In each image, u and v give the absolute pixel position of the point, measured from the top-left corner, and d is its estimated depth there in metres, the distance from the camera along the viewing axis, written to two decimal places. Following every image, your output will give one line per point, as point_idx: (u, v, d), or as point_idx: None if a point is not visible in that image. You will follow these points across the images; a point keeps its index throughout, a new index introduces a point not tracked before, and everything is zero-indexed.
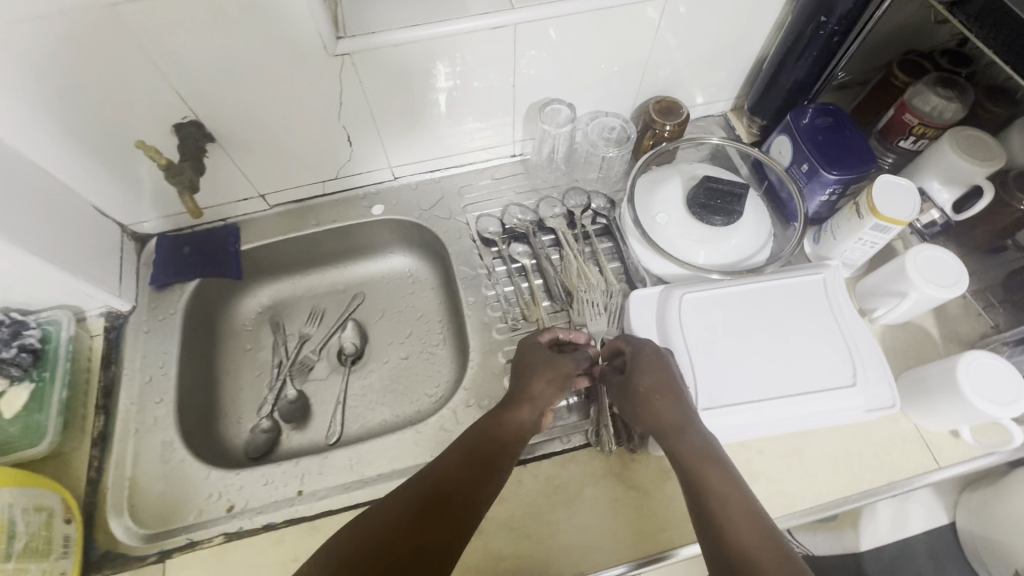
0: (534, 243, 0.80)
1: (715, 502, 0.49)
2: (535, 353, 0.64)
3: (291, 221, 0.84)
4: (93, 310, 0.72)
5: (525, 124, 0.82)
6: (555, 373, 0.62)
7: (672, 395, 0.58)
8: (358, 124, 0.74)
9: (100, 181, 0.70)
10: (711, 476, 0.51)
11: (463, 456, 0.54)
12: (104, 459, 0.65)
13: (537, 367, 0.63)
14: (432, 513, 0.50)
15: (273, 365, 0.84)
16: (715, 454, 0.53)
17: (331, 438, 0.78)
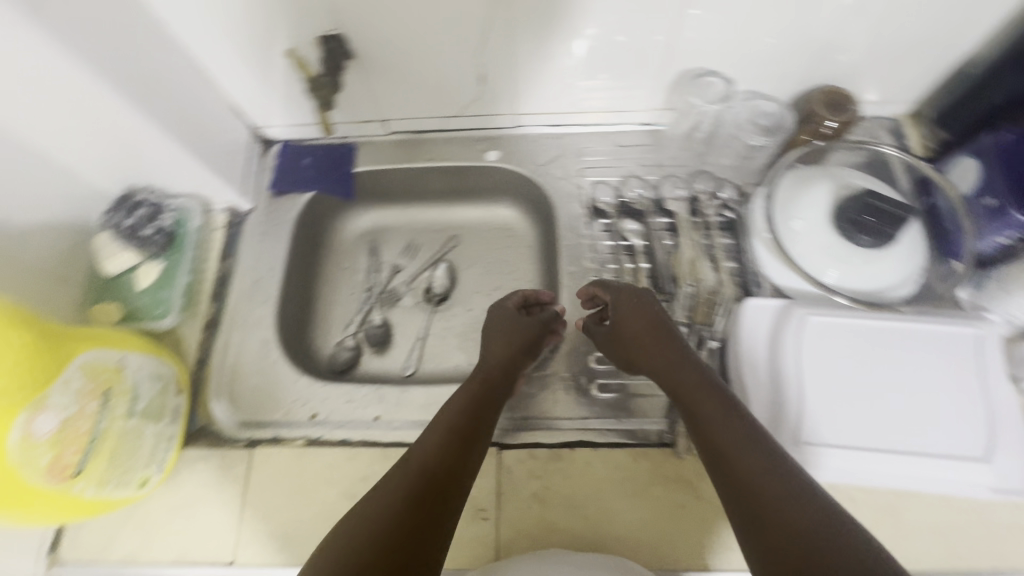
0: (648, 223, 0.74)
1: (728, 454, 0.49)
2: (497, 319, 0.67)
3: (406, 150, 0.83)
4: (218, 204, 0.76)
5: (668, 91, 0.74)
6: (509, 342, 0.64)
7: (658, 332, 0.61)
8: (494, 63, 0.70)
9: (241, 80, 0.72)
10: (719, 431, 0.51)
11: (444, 418, 0.57)
12: (213, 343, 0.71)
13: (493, 333, 0.65)
14: (433, 482, 0.52)
15: (364, 290, 0.86)
16: (729, 401, 0.53)
17: (406, 371, 0.81)
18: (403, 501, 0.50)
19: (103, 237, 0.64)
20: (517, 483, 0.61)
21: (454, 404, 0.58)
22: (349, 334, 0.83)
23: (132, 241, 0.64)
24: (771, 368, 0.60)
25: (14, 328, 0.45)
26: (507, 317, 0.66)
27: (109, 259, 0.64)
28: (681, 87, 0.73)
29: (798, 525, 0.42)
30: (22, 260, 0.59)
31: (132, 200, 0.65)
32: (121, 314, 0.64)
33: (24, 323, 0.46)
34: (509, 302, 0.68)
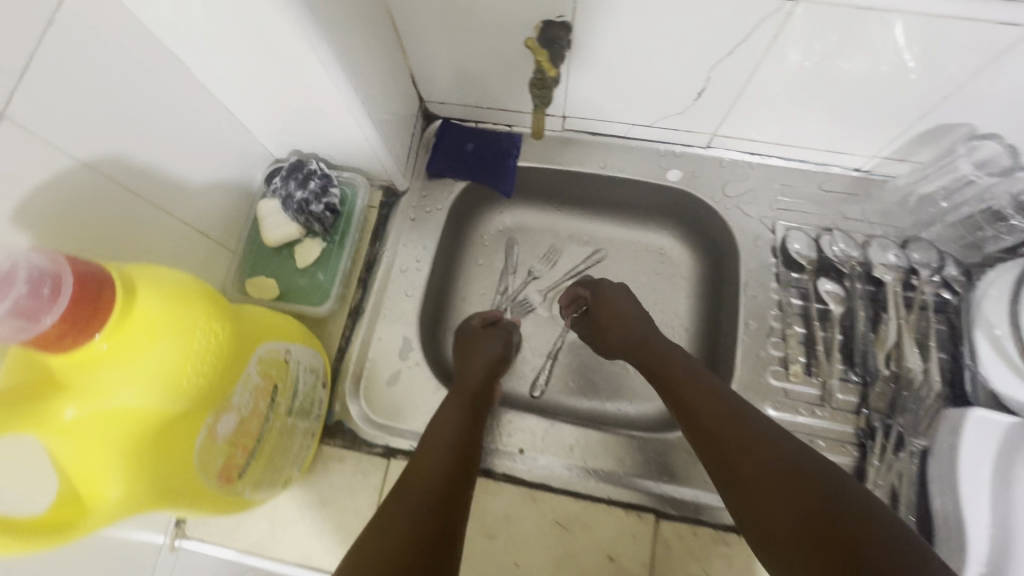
0: (850, 288, 0.65)
1: (729, 436, 0.46)
2: (470, 340, 0.68)
3: (577, 153, 0.75)
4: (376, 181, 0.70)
5: (912, 142, 0.63)
6: (487, 359, 0.66)
7: (637, 322, 0.65)
8: (721, 81, 0.60)
9: (428, 51, 0.64)
10: (711, 410, 0.49)
11: (455, 408, 0.58)
12: (354, 331, 0.65)
13: (472, 350, 0.67)
14: (462, 462, 0.53)
15: (495, 296, 0.79)
16: (717, 387, 0.52)
17: (535, 392, 0.75)
18: (436, 471, 0.51)
19: (270, 205, 0.59)
20: (674, 563, 0.55)
21: (455, 398, 0.60)
22: None
23: (300, 217, 0.60)
24: (1002, 501, 0.51)
25: (211, 319, 0.40)
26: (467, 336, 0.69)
27: (271, 230, 0.60)
28: (946, 156, 0.61)
29: (768, 476, 0.42)
30: (192, 224, 0.55)
31: (303, 170, 0.60)
32: (277, 292, 0.60)
33: (216, 311, 0.41)
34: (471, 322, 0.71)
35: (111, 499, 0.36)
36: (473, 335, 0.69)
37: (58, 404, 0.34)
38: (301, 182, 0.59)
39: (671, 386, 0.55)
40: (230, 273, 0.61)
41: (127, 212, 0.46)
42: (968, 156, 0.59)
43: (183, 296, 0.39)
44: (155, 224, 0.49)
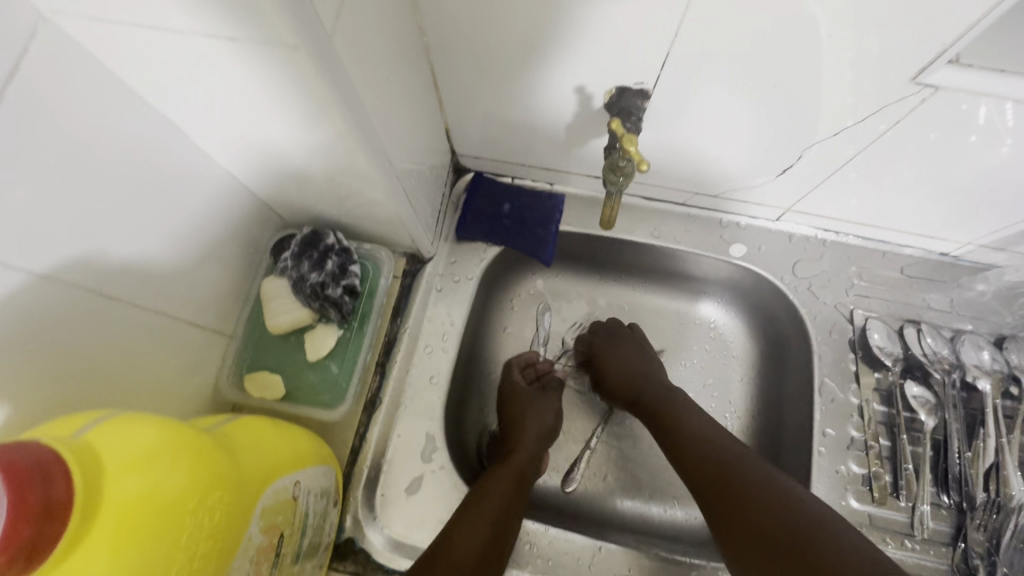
0: (942, 393, 0.57)
1: (770, 511, 0.45)
2: (524, 397, 0.61)
3: (626, 219, 0.66)
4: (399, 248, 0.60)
5: (1020, 234, 0.55)
6: (539, 429, 0.59)
7: (636, 379, 0.62)
8: (810, 155, 0.52)
9: (470, 105, 0.55)
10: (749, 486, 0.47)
11: (503, 483, 0.52)
12: (370, 430, 0.55)
13: (529, 406, 0.61)
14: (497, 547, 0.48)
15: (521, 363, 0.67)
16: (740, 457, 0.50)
17: (566, 486, 0.64)
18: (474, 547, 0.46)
19: (278, 287, 0.50)
20: None
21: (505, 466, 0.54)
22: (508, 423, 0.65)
23: (314, 302, 0.51)
24: None
25: (196, 479, 0.30)
26: (521, 391, 0.62)
27: (276, 314, 0.50)
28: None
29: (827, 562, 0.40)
30: (183, 316, 0.45)
31: (320, 246, 0.51)
32: (283, 391, 0.51)
33: (205, 459, 0.31)
34: (516, 377, 0.64)
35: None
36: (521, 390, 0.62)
37: None
38: (317, 262, 0.50)
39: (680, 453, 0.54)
40: (228, 362, 0.51)
41: (100, 319, 0.37)
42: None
43: (159, 451, 0.29)
44: (135, 328, 0.40)
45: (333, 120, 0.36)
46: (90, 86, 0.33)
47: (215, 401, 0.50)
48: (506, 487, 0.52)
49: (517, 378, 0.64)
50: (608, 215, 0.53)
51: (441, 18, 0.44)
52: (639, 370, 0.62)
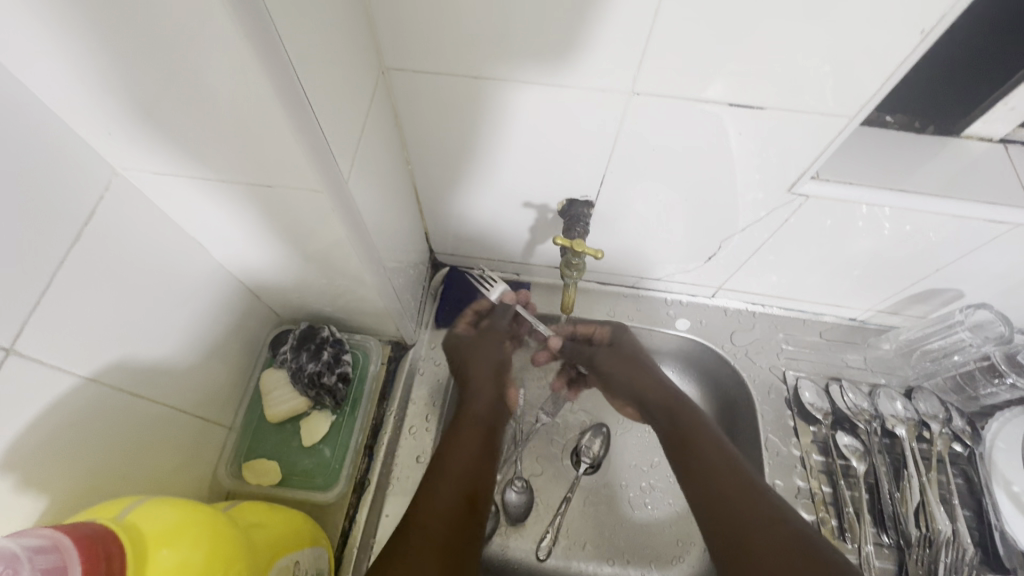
0: (869, 440, 0.65)
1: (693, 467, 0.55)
2: (467, 349, 0.68)
3: (585, 301, 0.76)
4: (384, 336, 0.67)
5: (906, 300, 0.67)
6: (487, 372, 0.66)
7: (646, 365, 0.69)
8: (728, 244, 0.64)
9: (446, 212, 0.66)
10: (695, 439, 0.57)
11: (468, 433, 0.59)
12: (360, 510, 0.58)
13: (473, 365, 0.67)
14: (466, 498, 0.52)
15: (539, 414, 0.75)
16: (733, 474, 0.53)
17: (541, 554, 0.67)
18: (441, 515, 0.50)
19: (277, 378, 0.56)
20: None
21: (474, 409, 0.62)
22: (512, 481, 0.69)
23: (310, 390, 0.56)
24: None
25: (214, 557, 0.34)
26: (469, 344, 0.69)
27: (276, 402, 0.56)
28: (944, 319, 0.66)
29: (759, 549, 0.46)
30: (190, 410, 0.49)
31: (316, 338, 0.57)
32: (278, 477, 0.55)
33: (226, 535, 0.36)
34: (460, 328, 0.70)
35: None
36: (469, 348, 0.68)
37: None
38: (313, 354, 0.56)
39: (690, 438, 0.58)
40: (227, 451, 0.55)
41: (121, 419, 0.41)
42: (965, 322, 0.63)
43: (185, 528, 0.33)
44: (146, 427, 0.44)
45: (334, 236, 0.44)
46: (143, 221, 0.41)
47: (210, 490, 0.53)
48: (474, 449, 0.57)
49: (462, 331, 0.70)
50: (566, 300, 0.64)
51: (426, 147, 0.56)
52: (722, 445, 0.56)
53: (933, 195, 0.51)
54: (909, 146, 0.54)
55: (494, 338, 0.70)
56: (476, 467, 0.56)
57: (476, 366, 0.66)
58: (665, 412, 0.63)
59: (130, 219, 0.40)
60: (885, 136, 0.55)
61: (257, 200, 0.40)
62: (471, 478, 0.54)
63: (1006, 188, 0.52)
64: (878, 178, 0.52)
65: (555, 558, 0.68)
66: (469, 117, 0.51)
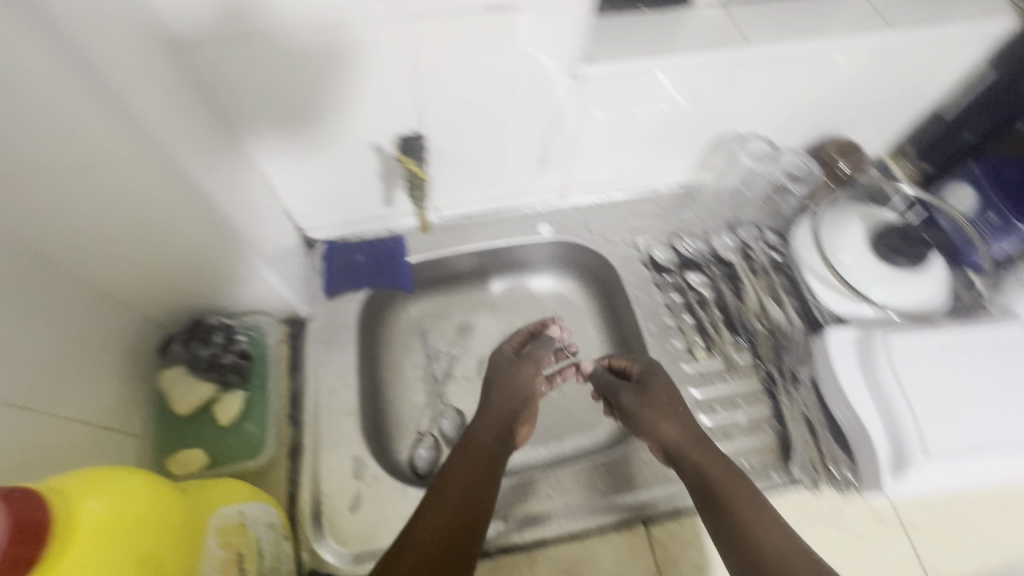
0: (710, 273, 0.79)
1: (731, 506, 0.53)
2: (500, 369, 0.67)
3: (457, 235, 0.83)
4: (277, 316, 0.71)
5: (705, 153, 0.82)
6: (503, 405, 0.63)
7: (639, 378, 0.65)
8: (553, 145, 0.73)
9: (297, 184, 0.69)
10: (738, 489, 0.54)
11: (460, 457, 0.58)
12: (299, 472, 0.63)
13: (506, 375, 0.66)
14: (455, 523, 0.51)
15: (453, 349, 0.85)
16: (758, 500, 0.53)
17: None
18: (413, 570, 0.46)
19: (174, 373, 0.57)
20: (674, 557, 0.59)
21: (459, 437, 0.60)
22: (442, 409, 0.80)
23: (212, 373, 0.58)
24: (873, 394, 0.65)
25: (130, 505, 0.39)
26: (500, 364, 0.68)
27: (183, 395, 0.57)
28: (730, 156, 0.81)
29: (774, 542, 0.50)
30: (94, 421, 0.50)
31: (204, 326, 0.59)
32: (205, 459, 0.56)
33: (163, 526, 0.39)
34: (505, 349, 0.69)
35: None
36: (496, 369, 0.67)
37: None
38: (204, 340, 0.58)
39: (708, 485, 0.55)
40: (143, 457, 0.56)
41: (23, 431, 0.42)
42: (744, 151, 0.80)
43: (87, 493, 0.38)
44: (42, 435, 0.44)
45: None
46: None
47: None
48: (466, 478, 0.55)
49: (505, 350, 0.69)
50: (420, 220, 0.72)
51: (252, 126, 0.59)
52: (786, 529, 0.51)
53: (681, 52, 0.63)
54: (656, 22, 0.66)
55: (529, 363, 0.67)
56: (469, 493, 0.54)
57: (500, 388, 0.65)
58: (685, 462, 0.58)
59: None
60: (637, 17, 0.67)
61: (86, 178, 0.44)
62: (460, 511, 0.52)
63: (729, 35, 0.65)
64: (639, 50, 0.63)
65: (501, 462, 0.76)
66: (281, 79, 0.55)
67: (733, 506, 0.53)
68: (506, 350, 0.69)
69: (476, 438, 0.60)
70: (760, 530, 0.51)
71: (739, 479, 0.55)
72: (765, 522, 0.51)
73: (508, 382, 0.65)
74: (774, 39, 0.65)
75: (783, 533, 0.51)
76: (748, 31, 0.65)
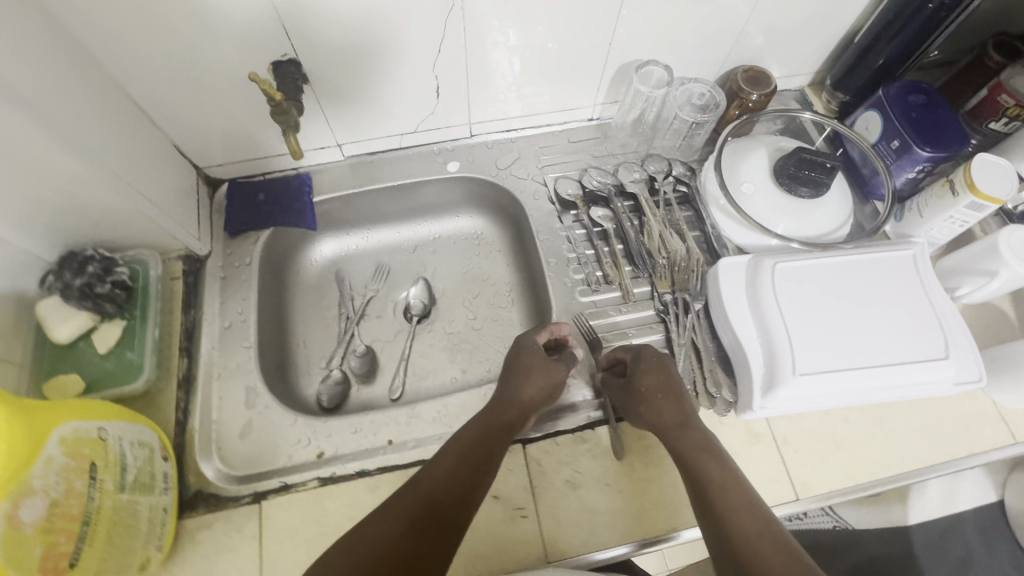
0: (614, 207, 0.79)
1: (714, 494, 0.49)
2: (529, 351, 0.63)
3: (364, 173, 0.82)
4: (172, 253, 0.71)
5: (612, 84, 0.80)
6: (540, 385, 0.60)
7: (649, 365, 0.61)
8: (448, 75, 0.72)
9: (181, 117, 0.68)
10: (709, 469, 0.51)
11: (460, 441, 0.54)
12: (190, 402, 0.64)
13: (534, 368, 0.62)
14: (422, 508, 0.48)
15: (370, 288, 0.85)
16: (746, 489, 0.49)
17: (394, 394, 0.77)
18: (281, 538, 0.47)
19: (48, 303, 0.58)
20: (549, 473, 0.61)
21: (472, 424, 0.56)
22: (353, 347, 0.80)
23: (87, 301, 0.60)
24: (755, 318, 0.65)
25: None
26: (532, 343, 0.64)
27: (58, 325, 0.59)
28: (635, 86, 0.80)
29: (764, 542, 0.44)
30: None
31: (78, 258, 0.61)
32: (83, 384, 0.59)
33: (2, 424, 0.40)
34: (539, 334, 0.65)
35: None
36: (525, 356, 0.63)
37: None
38: (77, 269, 0.60)
39: (695, 478, 0.51)
40: (22, 385, 0.57)
41: None
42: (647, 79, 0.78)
43: None
44: None
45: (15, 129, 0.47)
46: None
47: None
48: (456, 466, 0.52)
49: (536, 339, 0.65)
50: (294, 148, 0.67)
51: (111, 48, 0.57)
52: (770, 522, 0.46)
53: None
54: None
55: (563, 359, 0.64)
56: (453, 481, 0.51)
57: (537, 374, 0.61)
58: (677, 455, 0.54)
59: None
60: None
61: None
62: (436, 502, 0.49)
63: None
64: None
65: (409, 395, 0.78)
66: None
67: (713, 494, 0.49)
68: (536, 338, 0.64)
69: (467, 427, 0.56)
70: (754, 523, 0.46)
71: (737, 480, 0.50)
72: (753, 519, 0.46)
73: (532, 373, 0.61)
74: None
75: (764, 527, 0.46)
76: None
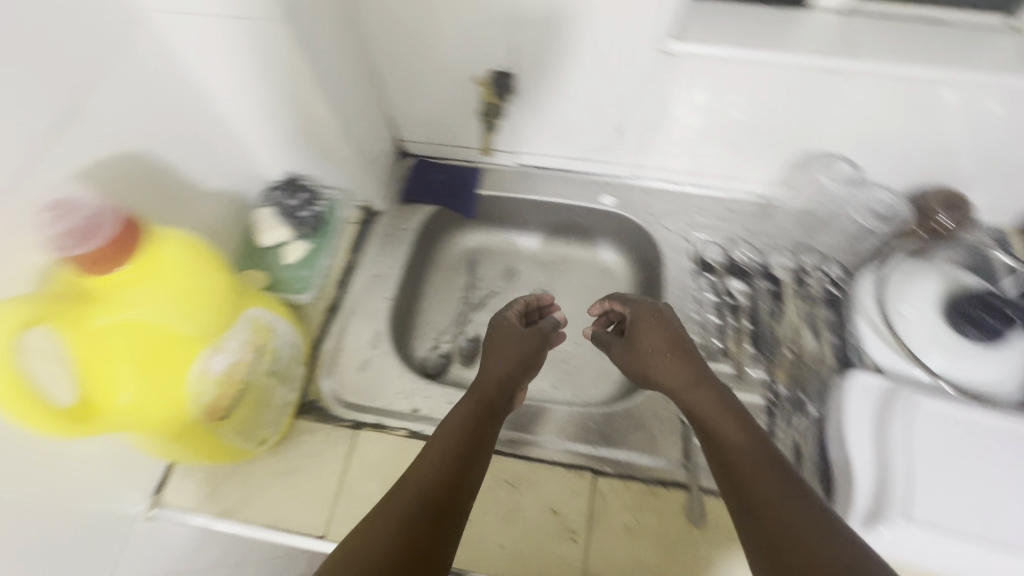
0: (753, 285, 0.78)
1: (751, 478, 0.47)
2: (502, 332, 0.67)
3: (526, 183, 0.90)
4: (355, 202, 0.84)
5: (788, 167, 0.79)
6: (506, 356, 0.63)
7: (657, 319, 0.61)
8: (632, 118, 0.77)
9: (402, 96, 0.80)
10: (759, 479, 0.46)
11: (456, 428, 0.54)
12: (330, 326, 0.75)
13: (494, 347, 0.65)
14: (436, 499, 0.47)
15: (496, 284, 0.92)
16: (800, 487, 0.45)
17: None
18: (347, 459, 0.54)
19: (264, 212, 0.72)
20: (610, 511, 0.62)
21: (460, 408, 0.57)
22: (466, 330, 0.88)
23: (290, 219, 0.72)
24: (878, 447, 0.61)
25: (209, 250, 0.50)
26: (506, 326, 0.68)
27: (266, 230, 0.72)
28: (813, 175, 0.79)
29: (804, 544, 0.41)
30: (198, 222, 0.66)
31: (296, 184, 0.73)
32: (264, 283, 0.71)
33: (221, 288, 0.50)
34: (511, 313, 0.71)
35: (104, 391, 0.44)
36: (496, 338, 0.66)
37: (97, 319, 0.43)
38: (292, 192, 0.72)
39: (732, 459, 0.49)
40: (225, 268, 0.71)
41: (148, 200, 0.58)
42: (825, 169, 0.77)
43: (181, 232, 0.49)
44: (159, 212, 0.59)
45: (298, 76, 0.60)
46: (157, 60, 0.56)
47: None
48: (452, 450, 0.51)
49: (508, 314, 0.70)
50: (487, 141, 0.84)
51: (376, 31, 0.70)
52: (821, 524, 0.42)
53: (776, 50, 0.63)
54: (764, 17, 0.66)
55: (538, 334, 0.69)
56: (452, 451, 0.51)
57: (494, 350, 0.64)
58: (703, 430, 0.53)
59: (149, 50, 0.55)
60: (745, 10, 0.67)
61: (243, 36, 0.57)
62: (442, 485, 0.48)
63: (835, 44, 0.64)
64: (734, 39, 0.64)
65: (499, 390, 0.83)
66: None
67: (755, 487, 0.46)
68: (510, 314, 0.70)
69: (450, 420, 0.55)
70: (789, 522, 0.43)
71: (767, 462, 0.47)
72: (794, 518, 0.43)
73: (494, 352, 0.64)
74: (883, 57, 0.62)
75: (815, 524, 0.42)
76: (856, 45, 0.63)
